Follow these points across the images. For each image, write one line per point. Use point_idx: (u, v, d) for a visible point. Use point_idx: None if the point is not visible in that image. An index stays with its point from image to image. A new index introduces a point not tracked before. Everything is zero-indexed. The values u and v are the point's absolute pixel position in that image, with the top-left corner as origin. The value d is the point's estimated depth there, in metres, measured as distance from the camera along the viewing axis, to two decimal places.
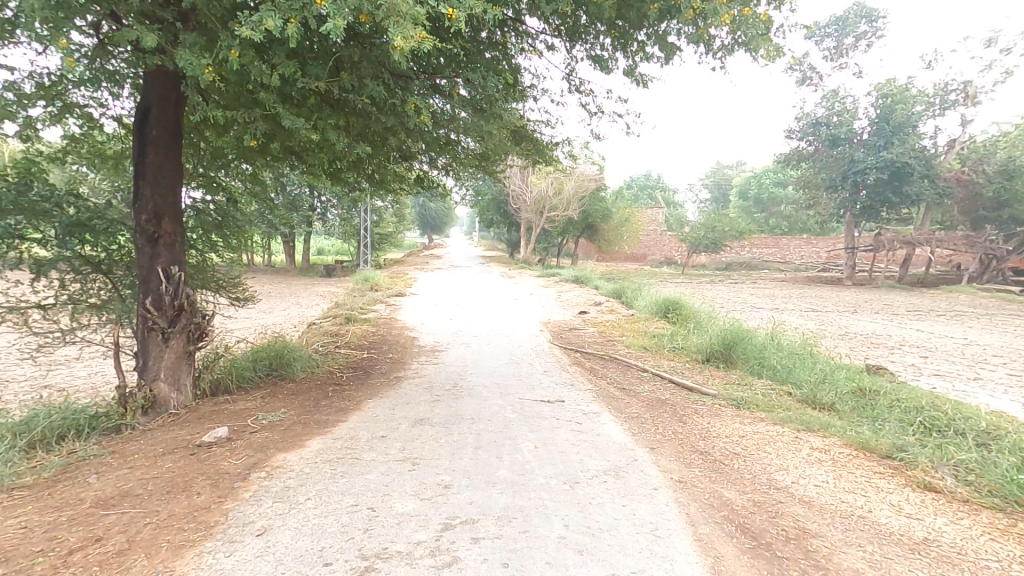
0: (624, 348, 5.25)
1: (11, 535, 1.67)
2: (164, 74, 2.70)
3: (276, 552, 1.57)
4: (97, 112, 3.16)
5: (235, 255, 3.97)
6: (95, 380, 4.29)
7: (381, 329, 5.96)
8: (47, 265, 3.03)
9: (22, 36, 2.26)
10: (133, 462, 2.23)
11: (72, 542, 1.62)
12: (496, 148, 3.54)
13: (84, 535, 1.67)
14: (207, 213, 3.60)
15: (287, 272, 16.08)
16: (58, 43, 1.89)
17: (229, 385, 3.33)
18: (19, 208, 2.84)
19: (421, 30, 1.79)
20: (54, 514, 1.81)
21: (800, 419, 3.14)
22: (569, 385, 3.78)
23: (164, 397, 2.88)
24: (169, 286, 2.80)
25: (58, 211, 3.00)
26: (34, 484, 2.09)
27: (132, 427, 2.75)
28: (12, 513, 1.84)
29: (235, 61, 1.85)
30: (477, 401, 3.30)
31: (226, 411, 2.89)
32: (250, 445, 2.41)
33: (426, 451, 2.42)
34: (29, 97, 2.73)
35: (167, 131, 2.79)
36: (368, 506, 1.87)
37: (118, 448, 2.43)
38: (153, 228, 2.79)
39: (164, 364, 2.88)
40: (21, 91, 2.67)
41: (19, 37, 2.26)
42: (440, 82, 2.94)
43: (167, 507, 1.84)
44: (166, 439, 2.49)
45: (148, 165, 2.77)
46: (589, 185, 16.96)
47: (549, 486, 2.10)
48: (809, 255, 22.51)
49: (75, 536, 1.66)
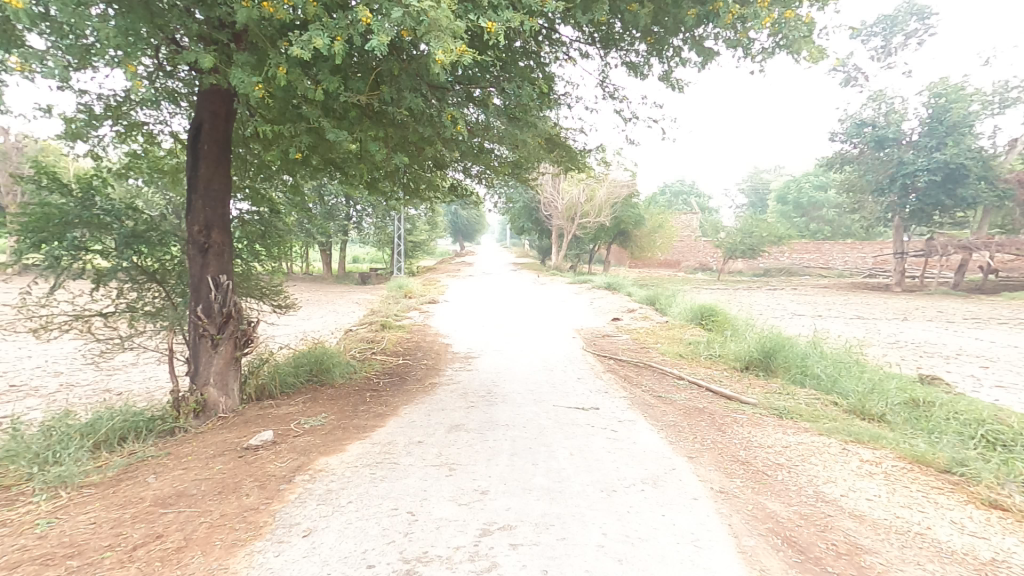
0: (658, 355, 5.18)
1: (82, 531, 1.76)
2: (217, 91, 2.82)
3: (321, 554, 1.61)
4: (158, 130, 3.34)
5: (277, 264, 4.11)
6: (149, 384, 4.50)
7: (416, 336, 6.05)
8: (106, 276, 3.20)
9: (97, 63, 2.43)
10: (187, 464, 2.32)
11: (136, 538, 1.70)
12: (529, 156, 3.56)
13: (147, 532, 1.74)
14: (252, 224, 3.75)
15: (322, 281, 16.46)
16: (128, 69, 2.01)
17: (274, 391, 3.43)
18: (84, 221, 3.01)
19: (460, 44, 1.83)
20: (120, 511, 1.90)
21: (849, 431, 3.03)
22: (604, 393, 3.74)
23: (214, 401, 2.98)
24: (218, 294, 2.91)
25: (119, 224, 3.15)
26: (100, 482, 2.20)
27: (185, 429, 2.86)
28: (81, 510, 1.93)
29: (284, 78, 1.93)
30: (511, 407, 3.31)
31: (271, 416, 2.98)
32: (293, 449, 2.48)
33: (462, 457, 2.44)
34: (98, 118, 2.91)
35: (217, 147, 2.90)
36: (407, 511, 1.89)
37: (174, 449, 2.54)
38: (204, 238, 2.91)
39: (213, 369, 2.98)
40: (92, 114, 2.86)
41: (94, 63, 2.43)
42: (475, 91, 2.98)
43: (219, 507, 1.90)
44: (217, 441, 2.58)
45: (200, 179, 2.89)
46: (621, 191, 16.92)
47: (585, 493, 2.09)
48: (853, 260, 21.76)
49: (139, 532, 1.74)
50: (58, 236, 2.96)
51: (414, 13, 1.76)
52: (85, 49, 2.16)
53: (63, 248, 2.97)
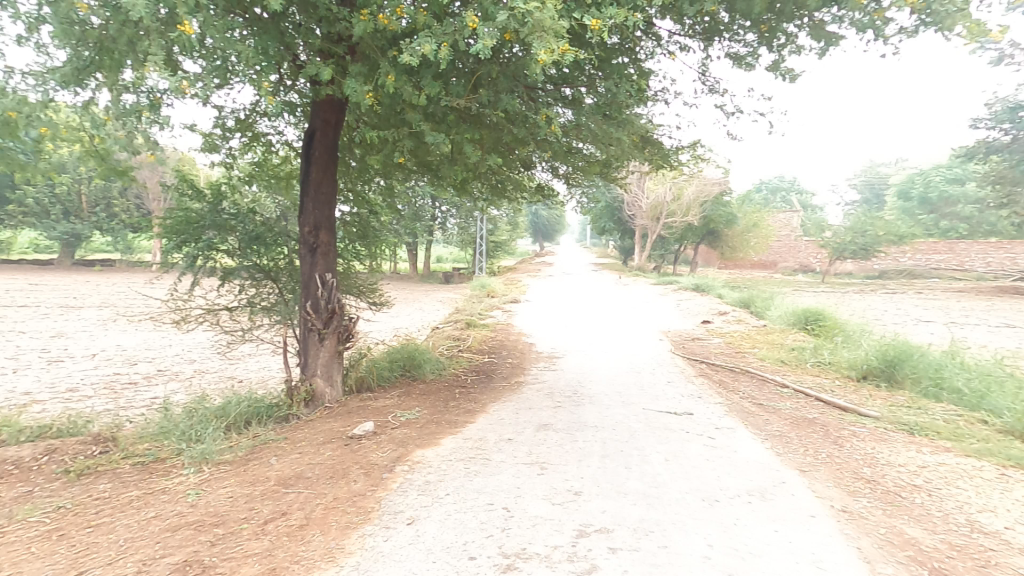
0: (757, 360, 4.90)
1: (222, 503, 1.96)
2: (328, 100, 3.00)
3: (425, 542, 1.67)
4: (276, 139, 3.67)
5: (374, 263, 4.31)
6: (263, 373, 4.93)
7: (500, 335, 6.15)
8: (232, 272, 3.56)
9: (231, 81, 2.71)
10: (301, 449, 2.50)
11: (266, 513, 1.86)
12: (621, 155, 3.49)
13: (273, 508, 1.90)
14: (352, 224, 3.99)
15: (408, 279, 17.19)
16: (261, 85, 2.24)
17: (371, 383, 3.61)
18: (214, 225, 3.42)
19: (563, 42, 1.82)
20: (249, 488, 2.08)
21: (1000, 453, 2.70)
22: (697, 398, 3.59)
23: (321, 392, 3.20)
24: (325, 292, 3.11)
25: (242, 226, 3.53)
26: (232, 461, 2.44)
27: (298, 417, 3.10)
28: (218, 485, 2.15)
29: (391, 86, 2.04)
30: (599, 409, 3.27)
31: (369, 407, 3.14)
32: (392, 439, 2.60)
33: (553, 457, 2.44)
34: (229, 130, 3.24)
35: (326, 152, 3.10)
36: (502, 506, 1.92)
37: (289, 435, 2.74)
38: (313, 239, 3.13)
39: (320, 361, 3.20)
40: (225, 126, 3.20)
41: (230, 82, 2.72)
42: (570, 90, 2.98)
43: (332, 491, 2.04)
44: (324, 429, 2.77)
45: (311, 183, 3.11)
46: (713, 189, 16.17)
47: (686, 501, 2.01)
48: (995, 263, 19.32)
49: (267, 508, 1.90)
50: (194, 236, 3.42)
51: (518, 16, 1.80)
52: (223, 69, 2.42)
53: (197, 249, 3.41)
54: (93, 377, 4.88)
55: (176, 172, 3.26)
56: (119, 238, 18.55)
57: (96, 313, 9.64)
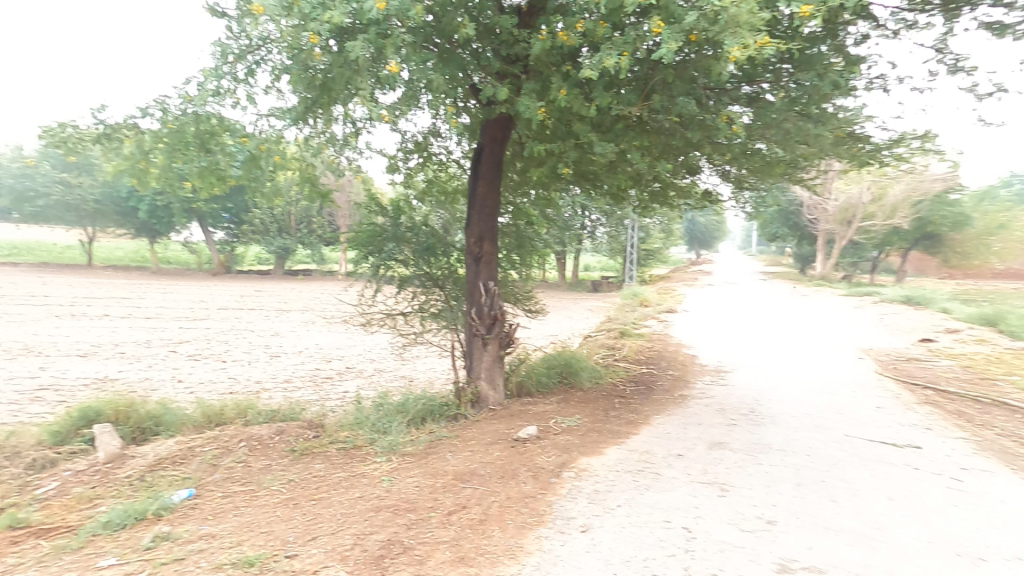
0: (1009, 391, 4.04)
1: (411, 491, 2.16)
2: (496, 118, 3.17)
3: (603, 552, 1.67)
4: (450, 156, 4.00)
5: (529, 273, 4.44)
6: (433, 374, 5.39)
7: (656, 345, 5.94)
8: (407, 280, 3.95)
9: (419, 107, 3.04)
10: (472, 447, 2.66)
11: (448, 505, 2.01)
12: (806, 154, 3.18)
13: (454, 501, 2.05)
14: (509, 234, 4.17)
15: (558, 287, 17.50)
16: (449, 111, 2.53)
17: (530, 388, 3.73)
18: (395, 238, 3.85)
19: (758, 37, 1.80)
20: (431, 479, 2.27)
21: None
22: (916, 429, 3.09)
23: (485, 394, 3.39)
24: (487, 298, 3.29)
25: (416, 238, 3.91)
26: (413, 454, 2.68)
27: (465, 416, 3.31)
28: (405, 474, 2.37)
29: (563, 99, 2.14)
30: (781, 431, 2.98)
31: (530, 412, 3.23)
32: (557, 445, 2.65)
33: (735, 478, 2.28)
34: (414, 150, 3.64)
35: (492, 167, 3.30)
36: (682, 526, 1.84)
37: (459, 433, 2.94)
38: (478, 249, 3.33)
39: (483, 365, 3.39)
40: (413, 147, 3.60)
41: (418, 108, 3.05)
42: (759, 87, 2.92)
43: (504, 490, 2.14)
44: (490, 430, 2.91)
45: (478, 197, 3.32)
46: (929, 186, 13.90)
47: (925, 552, 1.73)
48: None
49: (448, 500, 2.06)
50: (378, 247, 3.87)
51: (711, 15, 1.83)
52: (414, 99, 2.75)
53: (382, 258, 3.86)
54: (296, 371, 5.77)
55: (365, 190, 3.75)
56: (315, 251, 21.69)
57: (301, 316, 11.41)
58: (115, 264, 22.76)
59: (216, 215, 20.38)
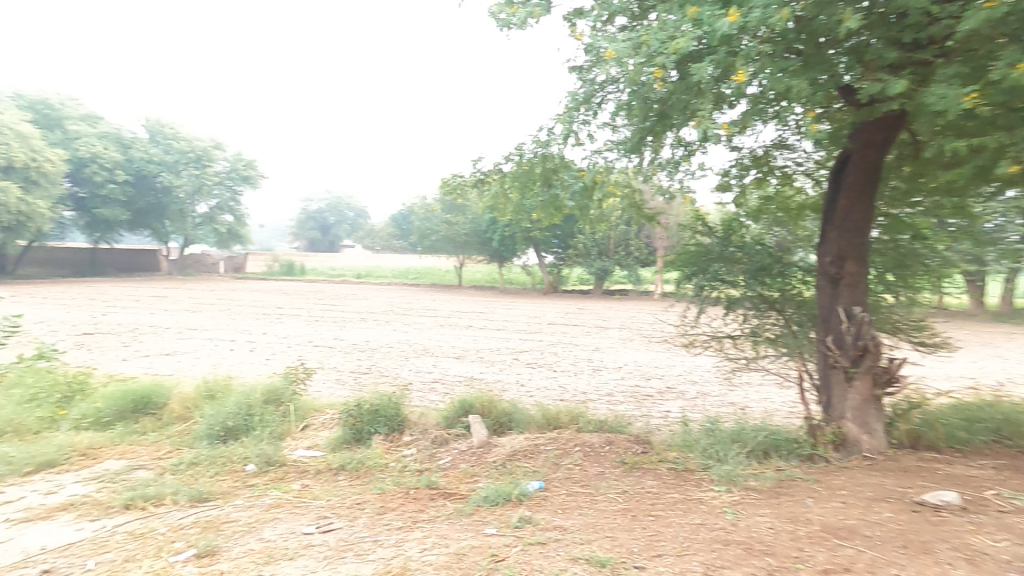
0: None
1: (762, 532, 2.86)
2: (879, 123, 3.87)
3: None
4: (795, 170, 4.82)
5: (909, 296, 5.13)
6: (771, 404, 5.83)
7: None
8: (738, 303, 4.88)
9: (772, 121, 4.05)
10: (837, 498, 3.27)
11: (779, 555, 2.59)
12: None
13: (784, 553, 2.62)
14: (889, 247, 4.97)
15: (962, 319, 13.97)
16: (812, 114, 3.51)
17: (927, 441, 4.46)
18: (733, 259, 4.88)
19: None
20: (790, 525, 2.93)
21: None
22: None
23: (852, 439, 4.09)
24: (850, 329, 4.05)
25: (748, 258, 4.87)
26: (763, 490, 3.53)
27: (825, 458, 4.10)
28: (762, 512, 3.15)
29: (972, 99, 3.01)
30: None
31: (918, 469, 3.75)
32: (979, 525, 2.83)
33: None
34: (759, 163, 4.71)
35: (860, 177, 4.08)
36: None
37: (822, 478, 3.64)
38: (840, 271, 4.14)
39: (849, 403, 4.12)
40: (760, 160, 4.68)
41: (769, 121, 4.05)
42: None
43: (826, 554, 2.61)
44: (863, 483, 3.50)
45: (843, 209, 4.13)
46: None
47: None
48: None
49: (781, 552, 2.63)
50: (704, 267, 4.97)
51: None
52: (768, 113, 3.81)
53: (710, 277, 4.93)
54: (634, 382, 6.92)
55: (706, 214, 4.89)
56: (634, 273, 22.74)
57: (617, 333, 12.29)
58: (475, 286, 28.67)
59: (548, 241, 23.78)
